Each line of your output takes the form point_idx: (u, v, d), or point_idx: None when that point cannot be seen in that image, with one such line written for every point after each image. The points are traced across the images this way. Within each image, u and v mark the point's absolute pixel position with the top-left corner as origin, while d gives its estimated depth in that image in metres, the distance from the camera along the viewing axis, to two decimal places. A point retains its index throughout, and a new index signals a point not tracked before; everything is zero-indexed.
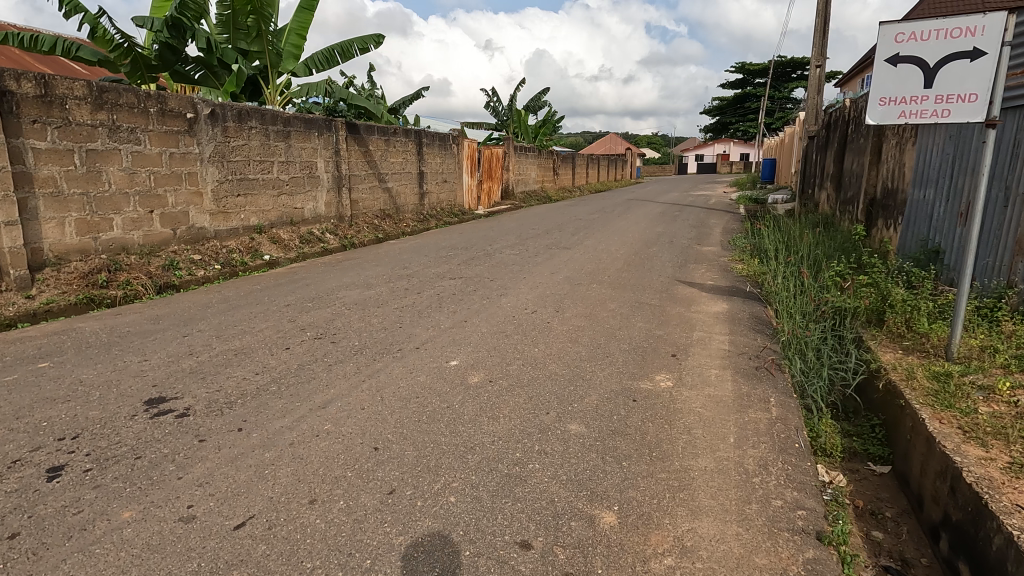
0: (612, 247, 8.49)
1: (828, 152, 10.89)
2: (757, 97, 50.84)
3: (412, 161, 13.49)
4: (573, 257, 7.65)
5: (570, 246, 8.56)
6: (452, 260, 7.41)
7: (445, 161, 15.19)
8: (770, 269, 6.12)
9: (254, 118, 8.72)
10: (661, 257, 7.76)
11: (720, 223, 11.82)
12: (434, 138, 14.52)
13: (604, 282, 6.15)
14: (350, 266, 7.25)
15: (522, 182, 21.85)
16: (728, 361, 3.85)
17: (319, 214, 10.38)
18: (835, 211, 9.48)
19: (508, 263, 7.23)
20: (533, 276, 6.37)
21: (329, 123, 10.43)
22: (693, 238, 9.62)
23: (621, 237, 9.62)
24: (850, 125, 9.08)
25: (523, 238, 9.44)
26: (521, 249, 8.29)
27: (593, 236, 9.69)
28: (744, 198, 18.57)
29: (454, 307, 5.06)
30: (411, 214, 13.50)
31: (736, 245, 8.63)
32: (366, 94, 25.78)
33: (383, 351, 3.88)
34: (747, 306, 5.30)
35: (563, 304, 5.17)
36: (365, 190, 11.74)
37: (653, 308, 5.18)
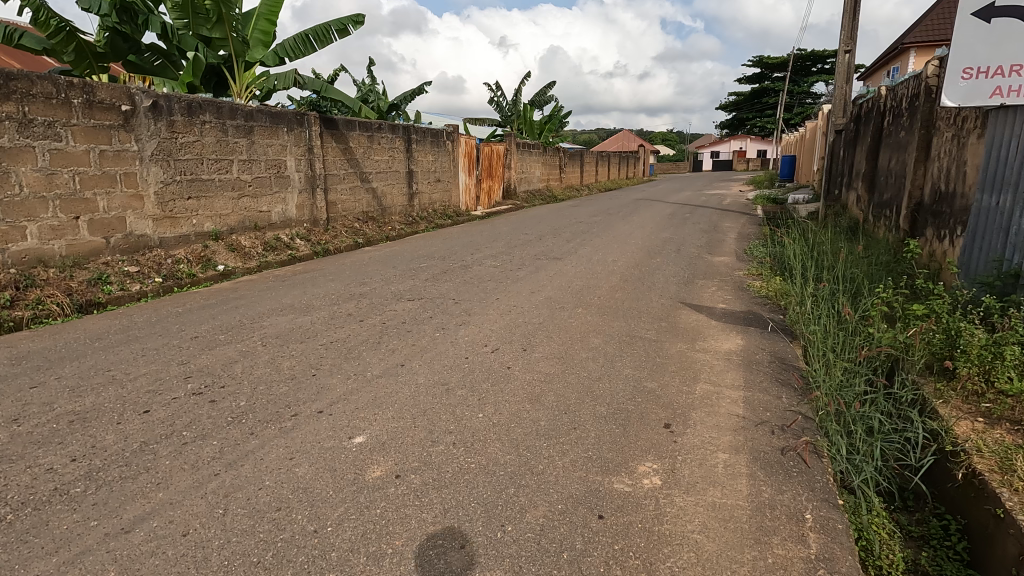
0: (609, 258, 7.41)
1: (859, 147, 9.66)
2: (775, 92, 49.08)
3: (399, 159, 12.51)
4: (561, 271, 6.59)
5: (562, 257, 7.50)
6: (420, 274, 6.41)
7: (438, 160, 14.18)
8: (794, 291, 5.03)
9: (207, 111, 7.78)
10: (665, 271, 6.65)
11: (735, 228, 10.66)
12: (425, 134, 13.50)
13: (592, 305, 5.10)
14: (302, 281, 6.27)
15: (525, 181, 20.79)
16: (741, 436, 2.78)
17: (289, 218, 9.43)
18: (868, 216, 8.29)
19: (485, 278, 6.20)
20: (507, 297, 5.34)
21: (300, 117, 9.46)
22: (703, 247, 8.49)
23: (623, 245, 8.53)
24: (887, 116, 7.88)
25: (511, 245, 8.40)
26: (505, 260, 7.26)
27: (590, 244, 8.60)
28: (762, 198, 17.30)
29: (397, 341, 4.06)
30: (399, 217, 12.51)
31: (752, 257, 7.51)
32: (366, 90, 24.93)
33: (274, 415, 2.89)
34: (767, 343, 4.20)
35: (534, 339, 4.13)
36: (344, 191, 10.77)
37: (647, 344, 4.12)
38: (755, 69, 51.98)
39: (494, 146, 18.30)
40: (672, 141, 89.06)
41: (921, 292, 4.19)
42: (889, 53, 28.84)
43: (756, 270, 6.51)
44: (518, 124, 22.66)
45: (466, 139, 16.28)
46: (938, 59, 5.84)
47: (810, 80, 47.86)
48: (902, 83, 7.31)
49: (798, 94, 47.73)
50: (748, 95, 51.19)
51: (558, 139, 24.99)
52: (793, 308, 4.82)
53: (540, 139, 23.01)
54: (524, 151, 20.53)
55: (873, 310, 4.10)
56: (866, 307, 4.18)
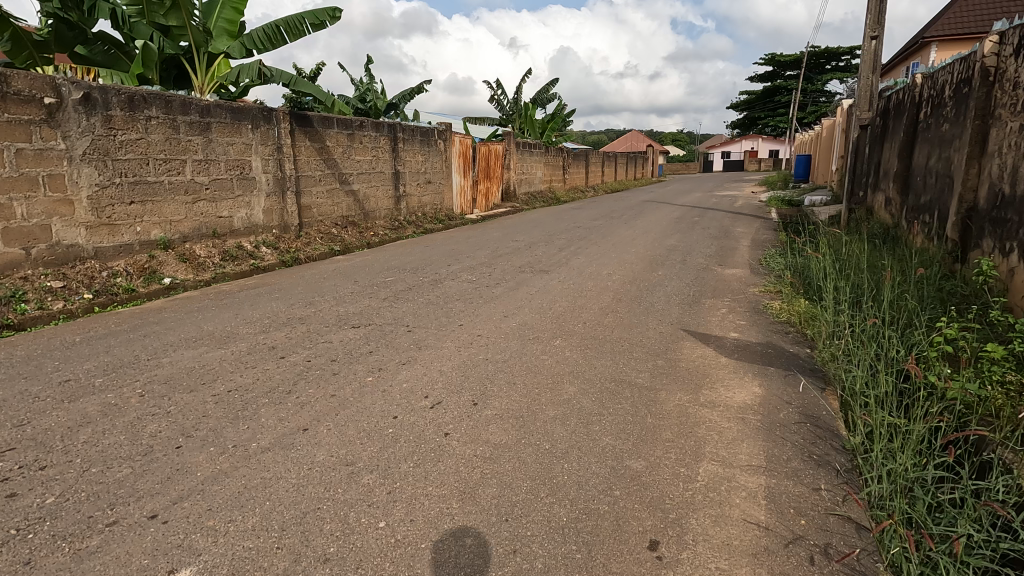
0: (604, 271, 6.48)
1: (887, 144, 8.64)
2: (788, 90, 47.77)
3: (384, 159, 11.67)
4: (544, 288, 5.67)
5: (551, 270, 6.58)
6: (381, 292, 5.52)
7: (427, 160, 13.31)
8: (825, 317, 4.08)
9: (153, 105, 6.96)
10: (667, 288, 5.70)
11: (748, 234, 9.66)
12: (413, 132, 12.64)
13: (574, 335, 4.18)
14: (244, 300, 5.41)
15: (526, 182, 19.89)
16: (764, 570, 1.84)
17: (254, 224, 8.59)
18: (902, 223, 7.27)
19: (454, 297, 5.31)
20: (472, 324, 4.44)
21: (267, 113, 8.62)
22: (713, 256, 7.52)
23: (622, 254, 7.59)
24: (924, 108, 6.89)
25: (495, 255, 7.50)
26: (484, 274, 6.36)
27: (585, 254, 7.65)
28: (776, 200, 16.26)
29: (314, 390, 3.16)
30: (384, 221, 11.65)
31: (769, 269, 6.54)
32: (364, 88, 24.20)
33: (82, 526, 1.99)
34: (792, 392, 3.25)
35: (490, 387, 3.22)
36: (320, 194, 9.93)
37: (636, 394, 3.18)
38: (767, 67, 50.71)
39: (491, 145, 17.42)
40: (683, 142, 87.70)
41: (997, 329, 3.23)
42: (908, 48, 27.62)
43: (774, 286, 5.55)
44: (519, 123, 21.76)
45: (460, 138, 15.40)
46: (996, 36, 4.85)
47: (824, 77, 46.54)
48: (943, 69, 6.31)
49: (812, 92, 46.42)
50: (760, 94, 49.89)
51: (561, 139, 24.05)
52: (825, 341, 3.87)
53: (542, 138, 22.09)
54: (525, 151, 19.63)
55: (931, 350, 3.15)
56: (922, 344, 3.22)
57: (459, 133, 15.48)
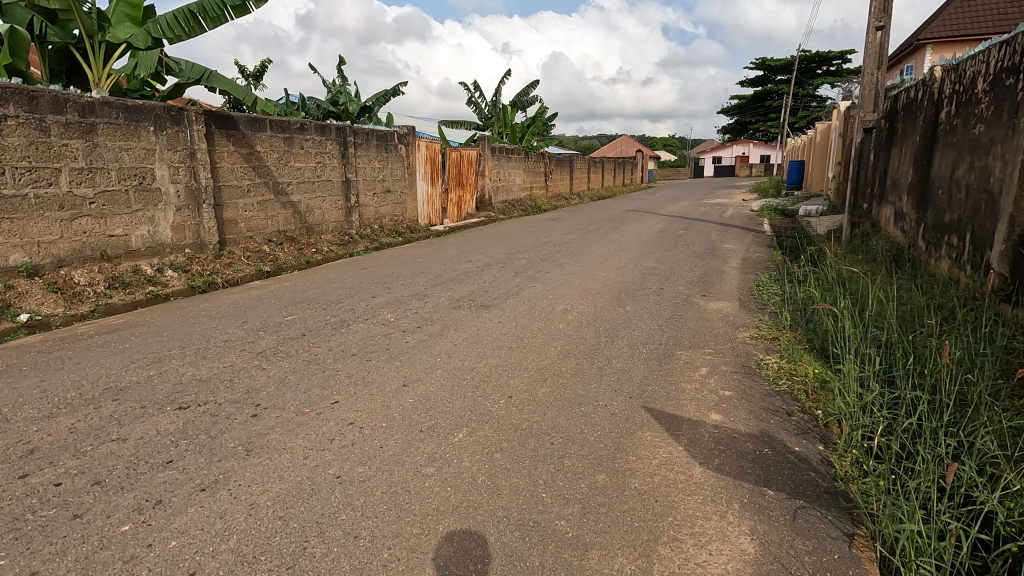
0: (560, 307, 5.25)
1: (897, 150, 7.55)
2: (779, 95, 47.04)
3: (331, 166, 10.44)
4: (477, 333, 4.45)
5: (494, 305, 5.34)
6: (264, 341, 4.27)
7: (385, 167, 12.08)
8: (846, 396, 2.95)
9: (10, 101, 5.69)
10: (633, 333, 4.47)
11: (737, 252, 8.46)
12: (367, 137, 11.41)
13: (487, 422, 2.93)
14: (81, 352, 4.14)
15: (503, 190, 18.71)
16: None
17: (159, 243, 7.31)
18: (919, 244, 6.17)
19: (352, 348, 4.06)
20: (351, 399, 3.19)
21: (176, 112, 7.36)
22: (695, 283, 6.31)
23: (588, 281, 6.36)
24: (946, 107, 5.80)
25: (434, 283, 6.26)
26: (410, 310, 5.11)
27: (544, 280, 6.42)
28: (768, 209, 15.16)
29: (8, 561, 1.89)
30: (331, 236, 10.38)
31: (764, 302, 5.38)
32: (337, 90, 23.00)
33: None
34: (804, 548, 2.02)
35: (308, 551, 1.96)
36: (248, 207, 8.68)
37: (548, 562, 1.94)
38: (758, 71, 50.01)
39: (463, 150, 16.22)
40: (674, 147, 87.00)
41: None
42: (902, 50, 26.83)
43: (773, 330, 4.40)
44: (498, 127, 20.62)
45: (426, 142, 14.20)
46: None
47: (815, 82, 45.89)
48: (973, 58, 5.19)
49: (803, 97, 45.68)
50: (750, 98, 49.10)
51: (543, 144, 22.89)
52: (848, 436, 2.73)
53: (522, 143, 20.93)
54: (502, 157, 18.43)
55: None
56: (1006, 465, 2.10)
57: (425, 138, 14.30)
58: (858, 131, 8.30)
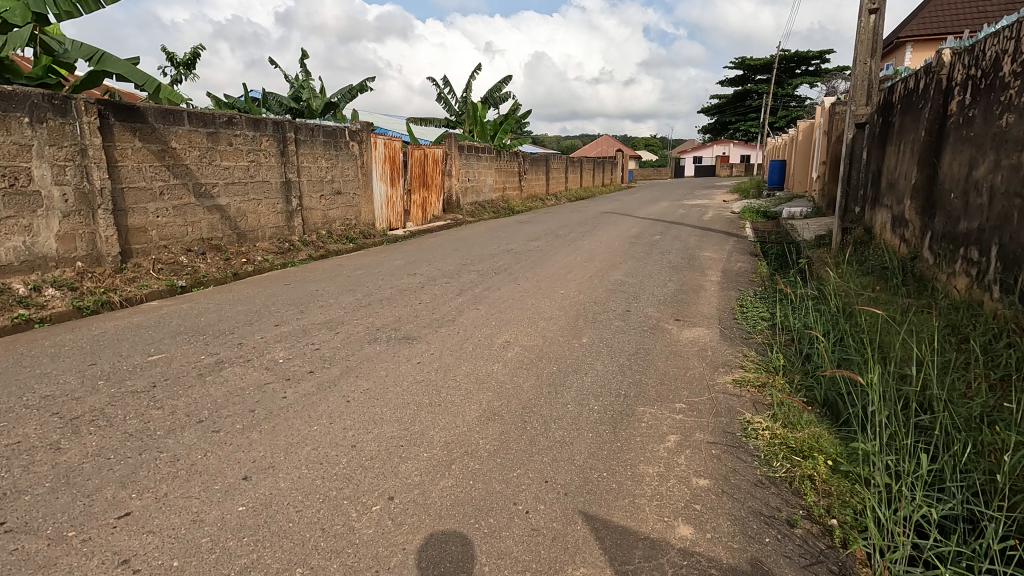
0: (501, 339, 4.25)
1: (896, 149, 6.73)
2: (759, 94, 46.75)
3: (268, 165, 9.32)
4: (382, 381, 3.43)
5: (422, 336, 4.31)
6: (96, 397, 3.21)
7: (335, 166, 10.97)
8: (876, 503, 2.05)
9: None
10: (585, 379, 3.49)
11: (717, 261, 7.55)
12: (312, 133, 10.30)
13: (337, 556, 1.91)
14: None
15: (473, 191, 17.69)
16: None
17: (40, 256, 6.17)
18: (926, 255, 5.33)
19: (204, 409, 3.00)
20: (150, 511, 2.14)
21: (61, 101, 6.22)
22: (670, 303, 5.36)
23: (544, 302, 5.37)
24: (957, 96, 4.97)
25: (358, 306, 5.23)
26: (311, 346, 4.07)
27: (492, 300, 5.42)
28: (749, 212, 14.35)
29: None
30: (267, 243, 9.25)
31: (750, 330, 4.47)
32: (301, 85, 21.81)
33: None
34: None
35: None
36: (161, 211, 7.54)
37: None
38: (737, 71, 49.65)
39: (427, 149, 15.18)
40: (655, 147, 86.76)
41: None
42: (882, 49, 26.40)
43: (765, 374, 3.49)
44: (469, 125, 19.61)
45: (385, 140, 13.13)
46: None
47: (794, 82, 45.64)
48: (996, 36, 4.32)
49: (783, 97, 45.42)
50: (730, 98, 48.71)
51: (517, 142, 21.89)
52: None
53: (494, 141, 19.92)
54: (471, 156, 17.41)
55: None
56: None
57: (384, 135, 13.23)
58: (851, 127, 7.47)
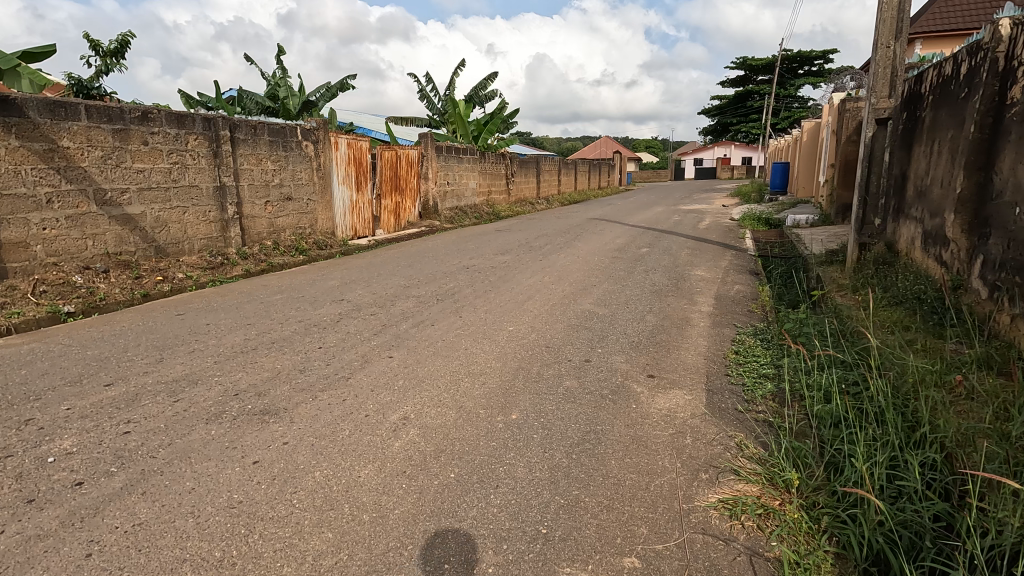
0: (398, 413, 3.04)
1: (929, 151, 5.54)
2: (761, 94, 45.51)
3: (198, 167, 8.13)
4: (171, 509, 2.19)
5: (289, 407, 3.10)
6: None
7: (283, 169, 9.78)
8: None
9: None
10: (491, 499, 2.27)
11: (711, 283, 6.33)
12: (254, 132, 9.11)
13: None
14: None
15: (453, 195, 16.48)
16: None
17: None
18: (977, 287, 4.13)
19: None
20: None
21: None
22: (643, 347, 4.14)
23: (481, 346, 4.17)
24: (1020, 79, 3.78)
25: (239, 353, 4.02)
26: (119, 429, 2.85)
27: (415, 343, 4.21)
28: (751, 219, 13.11)
29: None
30: (194, 258, 8.06)
31: (748, 394, 3.27)
32: (277, 81, 20.60)
33: None
34: None
35: None
36: (49, 222, 6.35)
37: None
38: (739, 71, 48.42)
39: (400, 149, 13.99)
40: (656, 149, 85.35)
41: None
42: None
43: (773, 493, 2.29)
44: (452, 124, 18.41)
45: (349, 140, 11.92)
46: None
47: (797, 82, 44.37)
48: None
49: (785, 98, 44.17)
50: (731, 98, 47.48)
51: (506, 143, 20.67)
52: None
53: (478, 142, 18.70)
54: (451, 158, 16.19)
55: None
56: None
57: (348, 134, 12.01)
58: (869, 123, 6.26)
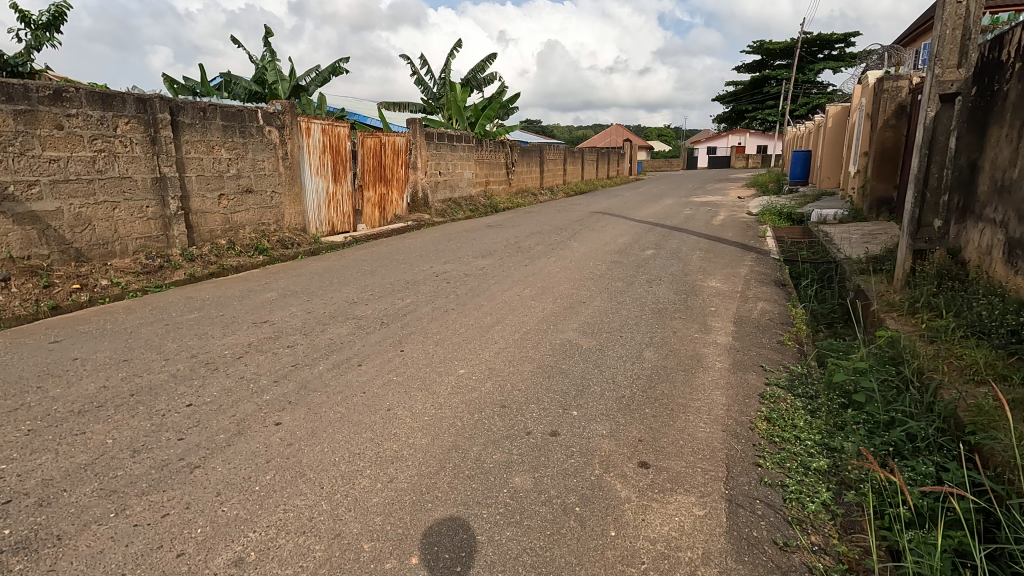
0: (231, 550, 1.91)
1: (1015, 135, 4.28)
2: (778, 80, 43.62)
3: (130, 156, 7.02)
4: None
5: (67, 534, 1.98)
6: None
7: (241, 157, 8.67)
8: None
9: None
10: None
11: (728, 300, 5.12)
12: (203, 116, 7.98)
13: None
14: None
15: (446, 186, 15.30)
16: None
17: None
18: None
19: None
20: None
21: None
22: (635, 407, 2.96)
23: (409, 404, 3.01)
24: None
25: (72, 415, 2.90)
26: None
27: (322, 398, 3.07)
28: (771, 213, 11.81)
29: None
30: (127, 261, 6.98)
31: (791, 511, 2.11)
32: (264, 63, 19.41)
33: None
34: None
35: None
36: None
37: None
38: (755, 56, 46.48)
39: (385, 136, 12.79)
40: (668, 137, 83.08)
41: None
42: None
43: None
44: (446, 110, 17.18)
45: (324, 126, 10.71)
46: None
47: (816, 67, 42.45)
48: None
49: (804, 83, 42.28)
50: (747, 84, 45.57)
51: (506, 129, 19.40)
52: None
53: (475, 129, 17.42)
54: (444, 145, 14.96)
55: None
56: None
57: (324, 119, 10.82)
58: (932, 101, 4.97)
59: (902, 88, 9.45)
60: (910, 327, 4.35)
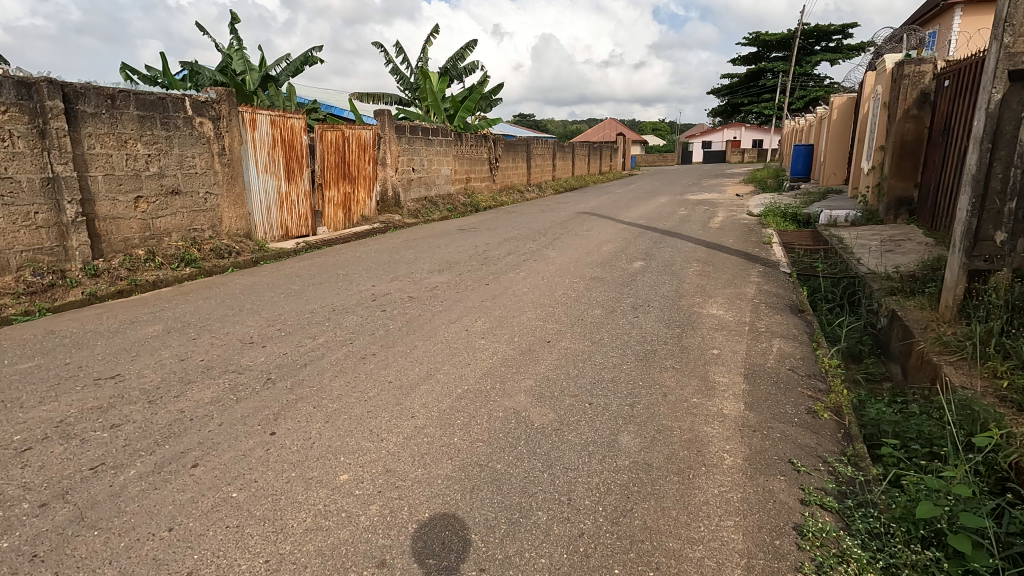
0: None
1: None
2: (775, 72, 42.47)
3: (10, 152, 5.80)
4: None
5: None
6: None
7: (164, 153, 7.46)
8: None
9: None
10: None
11: (734, 339, 3.97)
12: (112, 104, 6.76)
13: None
14: None
15: (421, 184, 14.08)
16: None
17: None
18: None
19: None
20: None
21: None
22: (596, 568, 1.81)
23: (227, 559, 1.84)
24: None
25: None
26: None
27: (92, 546, 1.90)
28: (775, 214, 10.68)
29: None
30: (7, 279, 5.77)
31: None
32: (230, 52, 18.08)
33: None
34: None
35: None
36: None
37: None
38: (751, 47, 45.28)
39: (348, 130, 11.54)
40: (664, 131, 81.74)
41: None
42: None
43: None
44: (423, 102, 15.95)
45: (273, 117, 9.41)
46: None
47: (814, 58, 41.30)
48: None
49: (801, 76, 41.13)
50: (743, 76, 44.36)
51: (489, 122, 18.17)
52: None
53: (454, 122, 16.17)
54: (418, 139, 13.72)
55: None
56: None
57: (275, 110, 9.53)
58: (999, 78, 3.83)
59: (926, 73, 8.30)
60: (982, 384, 3.21)
